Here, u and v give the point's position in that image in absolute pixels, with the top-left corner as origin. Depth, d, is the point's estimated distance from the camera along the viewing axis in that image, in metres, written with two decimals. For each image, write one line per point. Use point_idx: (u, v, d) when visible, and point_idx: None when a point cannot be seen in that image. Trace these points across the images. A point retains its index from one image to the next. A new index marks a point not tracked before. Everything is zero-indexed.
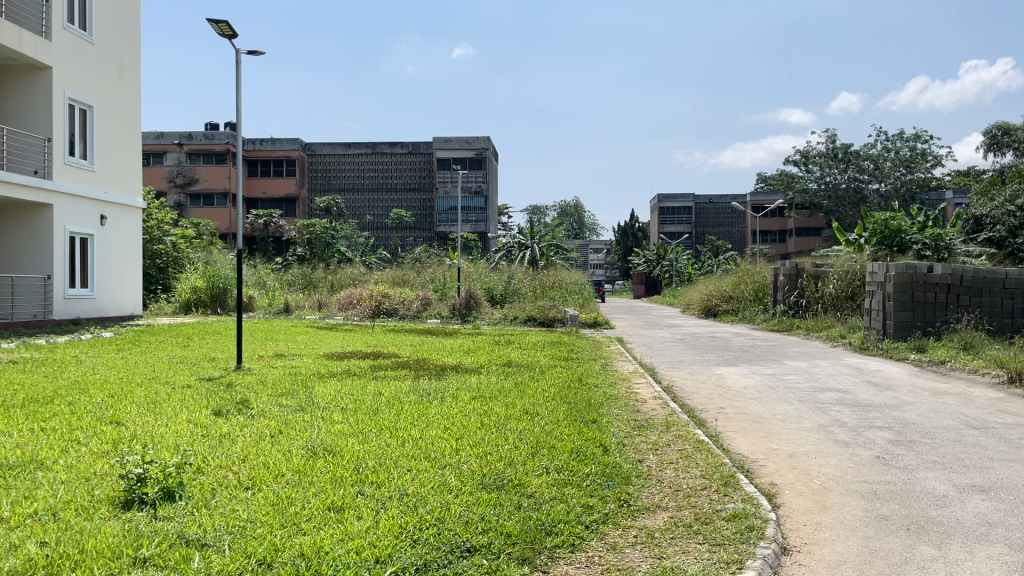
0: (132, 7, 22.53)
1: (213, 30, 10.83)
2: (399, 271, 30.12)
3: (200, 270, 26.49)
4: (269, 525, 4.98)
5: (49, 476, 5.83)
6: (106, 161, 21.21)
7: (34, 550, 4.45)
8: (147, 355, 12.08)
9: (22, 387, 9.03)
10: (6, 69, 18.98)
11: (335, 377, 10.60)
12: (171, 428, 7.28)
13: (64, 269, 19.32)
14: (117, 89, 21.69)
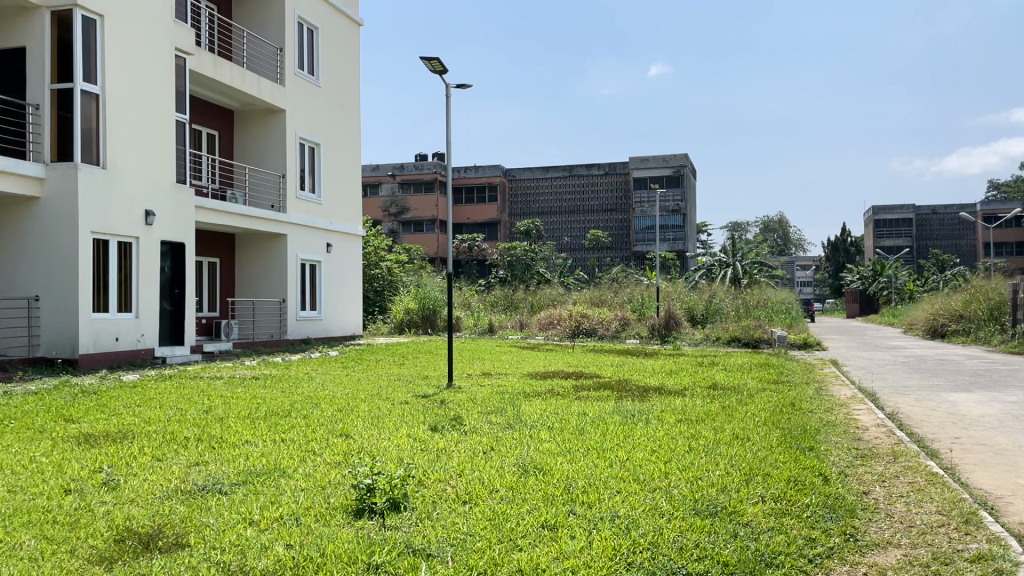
0: (352, 51, 24.49)
1: (425, 68, 11.53)
2: (598, 291, 30.25)
3: (412, 293, 28.08)
4: (487, 539, 5.16)
5: (291, 483, 6.40)
6: (331, 193, 23.11)
7: (282, 551, 4.88)
8: (369, 372, 12.97)
9: (265, 400, 9.98)
10: (248, 114, 21.18)
11: (540, 396, 10.80)
12: (393, 442, 7.75)
13: (296, 293, 21.20)
14: (340, 126, 23.61)
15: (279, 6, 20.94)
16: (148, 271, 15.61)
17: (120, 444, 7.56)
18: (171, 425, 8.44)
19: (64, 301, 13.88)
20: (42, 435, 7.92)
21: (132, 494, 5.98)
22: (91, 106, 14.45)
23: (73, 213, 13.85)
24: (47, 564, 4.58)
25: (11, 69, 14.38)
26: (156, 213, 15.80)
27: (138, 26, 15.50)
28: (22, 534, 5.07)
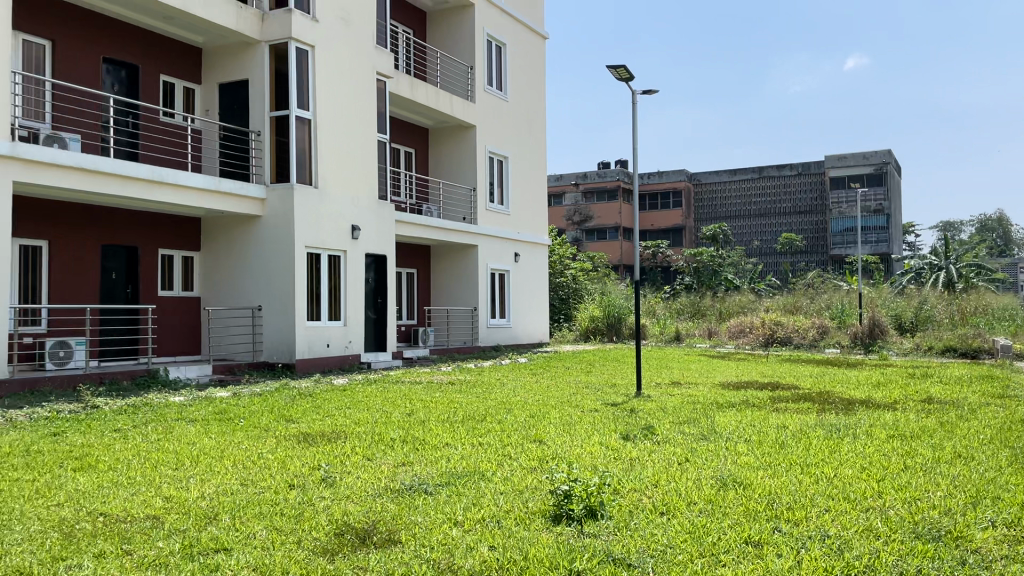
0: (538, 64, 24.98)
1: (612, 75, 11.54)
2: (791, 297, 28.89)
3: (597, 301, 28.18)
4: (689, 553, 5.07)
5: (490, 486, 6.60)
6: (519, 204, 23.67)
7: (487, 552, 5.05)
8: (559, 379, 13.13)
9: (461, 405, 10.37)
10: (441, 131, 22.15)
11: (735, 407, 10.45)
12: (586, 449, 7.81)
13: (486, 301, 21.90)
14: (527, 139, 24.15)
15: (468, 26, 21.79)
16: (354, 282, 16.74)
17: (335, 443, 8.13)
18: (377, 427, 8.97)
19: (282, 310, 15.15)
20: (267, 433, 8.66)
21: (347, 490, 6.42)
22: (304, 131, 15.65)
23: (289, 229, 15.11)
24: (277, 552, 4.99)
25: (236, 99, 15.84)
26: (361, 227, 16.92)
27: (344, 54, 16.64)
28: (255, 523, 5.57)
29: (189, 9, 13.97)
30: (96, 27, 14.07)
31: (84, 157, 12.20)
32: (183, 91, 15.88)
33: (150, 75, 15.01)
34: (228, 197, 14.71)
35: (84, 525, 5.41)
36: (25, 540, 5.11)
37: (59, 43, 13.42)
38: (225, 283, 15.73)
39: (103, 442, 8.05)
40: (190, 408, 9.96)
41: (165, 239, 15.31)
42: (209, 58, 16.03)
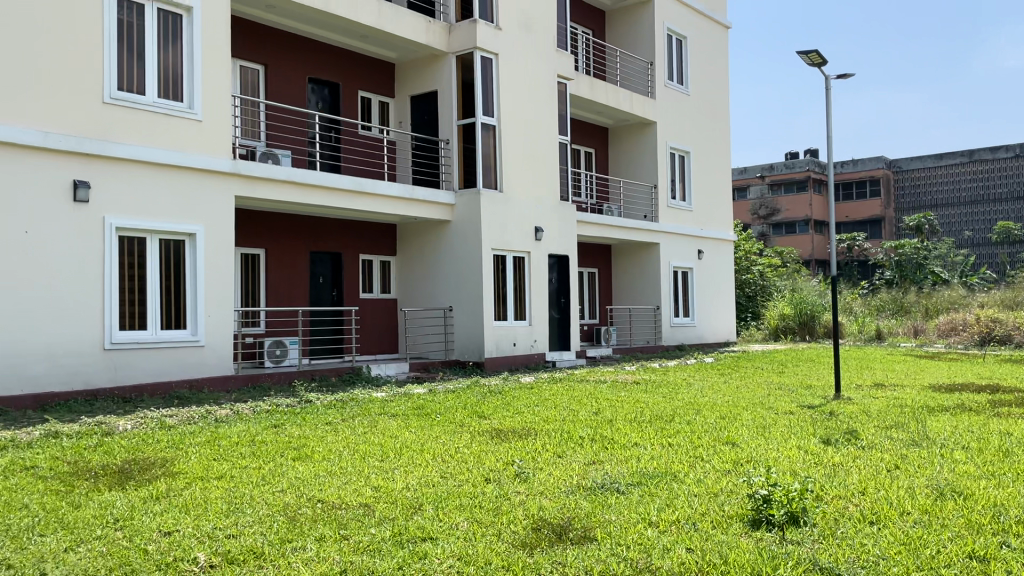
0: (721, 55, 24.29)
1: (802, 61, 11.02)
2: (1011, 291, 26.24)
3: (787, 297, 26.97)
4: (904, 565, 4.75)
5: (684, 487, 6.50)
6: (702, 200, 23.13)
7: (686, 555, 4.98)
8: (749, 380, 12.70)
9: (648, 405, 10.26)
10: (621, 130, 22.09)
11: (949, 411, 9.64)
12: (783, 453, 7.52)
13: (669, 300, 21.56)
14: (709, 132, 23.55)
15: (648, 22, 21.56)
16: (539, 282, 17.06)
17: (527, 440, 8.32)
18: (566, 424, 9.10)
19: (472, 311, 15.71)
20: (462, 428, 9.02)
21: (541, 486, 6.56)
22: (490, 137, 16.11)
23: (477, 232, 15.64)
24: (479, 544, 5.18)
25: (426, 110, 16.58)
26: (544, 229, 17.21)
27: (526, 60, 16.99)
28: (456, 515, 5.81)
29: (383, 27, 14.83)
30: (302, 50, 15.24)
31: (294, 171, 13.28)
32: (379, 105, 16.82)
33: (349, 91, 16.03)
34: (420, 203, 15.44)
35: (305, 510, 5.89)
36: (256, 521, 5.64)
37: (271, 68, 14.68)
38: (418, 286, 16.53)
39: (317, 434, 8.71)
40: (390, 404, 10.56)
41: (365, 245, 16.30)
42: (402, 72, 16.88)
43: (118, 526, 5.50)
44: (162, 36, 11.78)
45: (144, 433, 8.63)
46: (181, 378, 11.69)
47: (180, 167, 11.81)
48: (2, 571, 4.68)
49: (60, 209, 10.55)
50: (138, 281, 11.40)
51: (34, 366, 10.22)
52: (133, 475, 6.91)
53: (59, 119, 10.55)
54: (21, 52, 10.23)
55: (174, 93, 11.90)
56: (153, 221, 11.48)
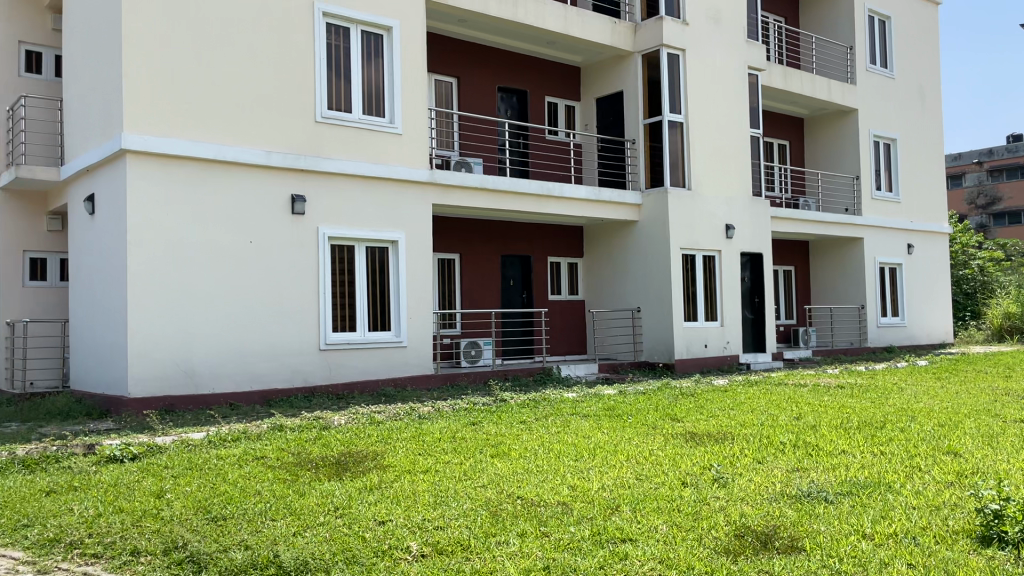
0: (931, 32, 22.47)
1: None
2: None
3: (1013, 294, 24.43)
4: None
5: (900, 499, 6.07)
6: (912, 190, 21.49)
7: (906, 570, 4.65)
8: (970, 385, 11.62)
9: (855, 411, 9.67)
10: (818, 120, 21.01)
11: None
12: (1016, 465, 6.82)
13: (876, 298, 20.17)
14: (919, 117, 21.85)
15: (846, 4, 20.35)
16: (731, 281, 16.54)
17: (724, 444, 8.11)
18: (765, 429, 8.76)
19: (662, 311, 15.50)
20: (655, 430, 8.94)
21: (742, 492, 6.37)
22: (677, 136, 15.84)
23: (666, 232, 15.43)
24: (680, 548, 5.11)
25: (612, 111, 16.56)
26: (735, 226, 16.68)
27: (715, 54, 16.56)
28: (655, 518, 5.76)
29: (569, 32, 15.01)
30: (491, 60, 15.73)
31: (486, 177, 13.75)
32: (565, 109, 17.02)
33: (536, 97, 16.35)
34: (608, 205, 15.47)
35: (507, 506, 6.07)
36: (461, 515, 5.89)
37: (462, 79, 15.28)
38: (607, 287, 16.54)
39: (513, 432, 8.96)
40: (583, 404, 10.67)
41: (553, 248, 16.56)
42: (588, 75, 16.98)
43: (338, 514, 5.94)
44: (365, 55, 12.58)
45: (356, 428, 9.25)
46: (386, 377, 12.43)
47: (383, 178, 12.55)
48: (243, 549, 5.20)
49: (280, 221, 11.55)
50: (348, 286, 12.24)
51: (260, 365, 11.24)
52: (348, 467, 7.42)
53: (278, 139, 11.56)
54: (245, 79, 11.30)
55: (377, 109, 12.67)
56: (360, 229, 12.29)
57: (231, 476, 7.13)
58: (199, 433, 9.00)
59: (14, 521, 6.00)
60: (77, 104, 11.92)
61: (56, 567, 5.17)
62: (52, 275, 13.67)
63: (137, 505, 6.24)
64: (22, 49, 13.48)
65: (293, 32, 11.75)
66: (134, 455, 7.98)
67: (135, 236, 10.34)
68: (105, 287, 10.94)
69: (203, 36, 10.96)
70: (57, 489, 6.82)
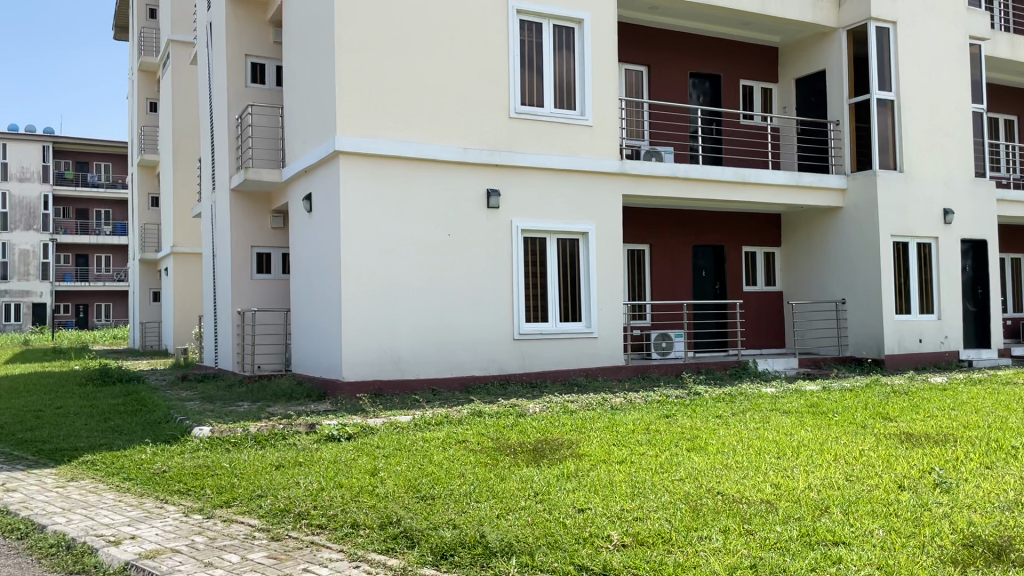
0: None
1: None
2: None
3: None
4: None
5: None
6: None
7: None
8: None
9: None
10: None
11: None
12: None
13: None
14: None
15: None
16: (949, 271, 15.21)
17: (945, 447, 7.47)
18: (993, 432, 7.97)
19: (870, 303, 14.54)
20: (864, 430, 8.40)
21: (969, 498, 5.85)
22: (887, 115, 14.78)
23: (874, 219, 14.44)
24: (901, 555, 4.78)
25: (813, 91, 15.70)
26: (954, 210, 15.31)
27: (931, 24, 15.27)
28: (869, 521, 5.42)
29: (766, 11, 14.39)
30: (682, 46, 15.41)
31: (678, 166, 13.49)
32: (761, 92, 16.36)
33: (731, 81, 15.83)
34: (809, 190, 14.69)
35: (707, 501, 5.95)
36: (660, 507, 5.83)
37: (653, 67, 15.07)
38: (808, 277, 15.73)
39: (709, 427, 8.76)
40: (783, 399, 10.23)
41: (748, 237, 15.99)
42: (786, 56, 16.21)
43: (538, 499, 6.08)
44: (557, 49, 12.73)
45: (550, 416, 9.42)
46: (578, 368, 12.54)
47: (574, 171, 12.65)
48: (451, 528, 5.45)
49: (476, 215, 11.95)
50: (541, 277, 12.47)
51: (459, 354, 11.71)
52: (545, 454, 7.57)
53: (475, 135, 11.96)
54: (443, 79, 11.77)
55: (569, 102, 12.79)
56: (552, 222, 12.47)
57: (436, 457, 7.49)
58: (405, 417, 9.53)
59: (250, 491, 6.65)
60: (295, 111, 12.95)
61: (288, 535, 5.67)
62: (276, 268, 15.01)
63: (354, 481, 6.71)
64: (248, 62, 14.82)
65: (489, 31, 12.09)
66: (349, 435, 8.59)
67: (346, 231, 11.08)
68: (321, 280, 11.83)
69: (405, 40, 11.54)
70: (285, 464, 7.48)
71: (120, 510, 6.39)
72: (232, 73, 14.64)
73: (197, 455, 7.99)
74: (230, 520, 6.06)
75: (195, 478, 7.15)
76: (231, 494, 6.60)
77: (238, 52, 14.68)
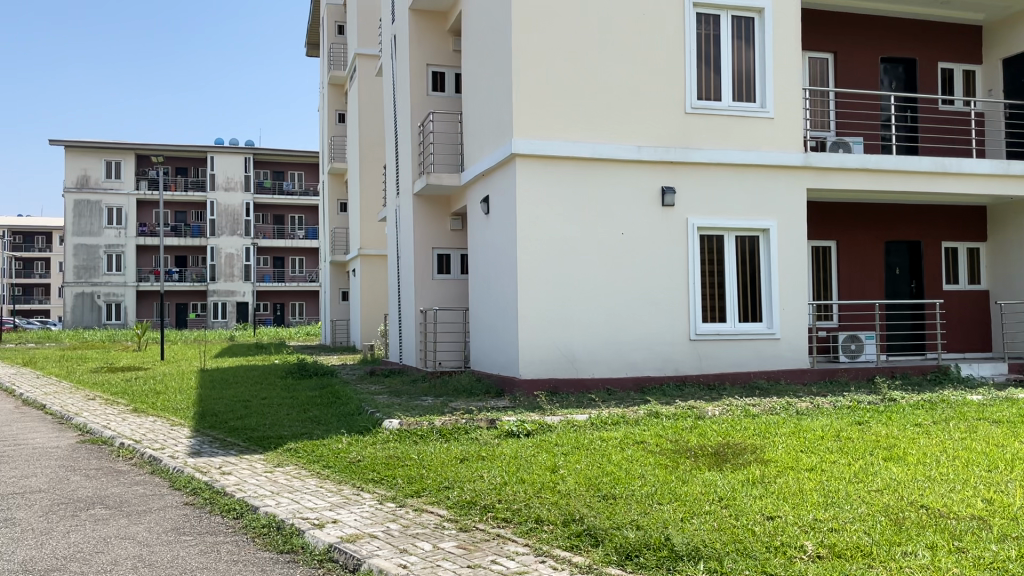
0: None
1: None
2: None
3: None
4: None
5: None
6: None
7: None
8: None
9: None
10: None
11: None
12: None
13: None
14: None
15: None
16: None
17: None
18: None
19: None
20: None
21: None
22: None
23: None
24: None
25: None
26: None
27: None
28: None
29: None
30: (872, 30, 14.50)
31: (868, 158, 12.69)
32: (963, 74, 15.11)
33: (927, 64, 14.73)
34: (1021, 179, 13.38)
35: (909, 514, 5.56)
36: (857, 519, 5.51)
37: (840, 53, 14.28)
38: (1020, 274, 14.33)
39: (908, 436, 8.16)
40: (992, 408, 9.37)
41: (948, 231, 14.81)
42: (992, 33, 14.87)
43: (723, 504, 5.92)
44: (736, 39, 12.35)
45: (731, 420, 9.15)
46: (759, 370, 12.10)
47: (754, 165, 12.20)
48: (635, 529, 5.42)
49: (651, 213, 11.81)
50: (718, 276, 12.13)
51: (635, 353, 11.63)
52: (728, 458, 7.36)
53: (650, 133, 11.84)
54: (618, 78, 11.73)
55: (748, 95, 12.38)
56: (731, 219, 12.11)
57: (616, 457, 7.48)
58: (582, 415, 9.59)
59: (438, 482, 6.94)
60: (474, 116, 13.35)
61: (475, 527, 5.85)
62: (455, 269, 15.58)
63: (536, 477, 6.83)
64: (430, 71, 15.45)
65: (666, 26, 11.92)
66: (528, 431, 8.75)
67: (522, 232, 11.30)
68: (499, 279, 12.14)
69: (582, 41, 11.60)
70: (469, 457, 7.74)
71: (321, 495, 6.86)
72: (415, 82, 15.33)
73: (388, 446, 8.44)
74: (421, 510, 6.34)
75: (387, 468, 7.56)
76: (420, 485, 6.90)
77: (421, 62, 15.34)
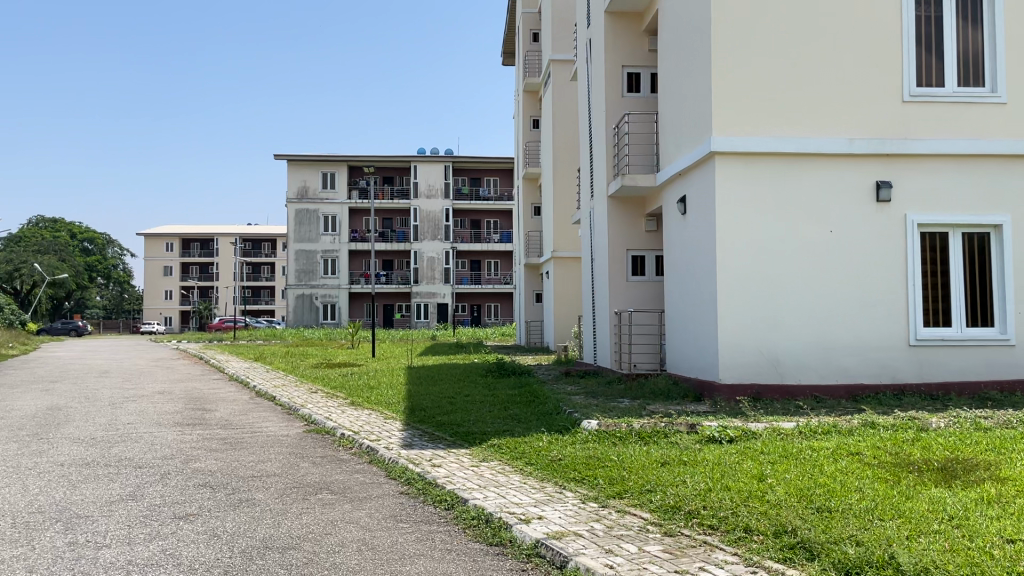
0: None
1: None
2: None
3: None
4: None
5: None
6: None
7: None
8: None
9: None
10: None
11: None
12: None
13: None
14: None
15: None
16: None
17: None
18: None
19: None
20: None
21: None
22: None
23: None
24: None
25: None
26: None
27: None
28: None
29: None
30: None
31: None
32: None
33: None
34: None
35: None
36: None
37: None
38: None
39: None
40: None
41: None
42: None
43: (954, 524, 5.46)
44: (962, 19, 11.35)
45: (959, 433, 8.40)
46: (990, 379, 11.02)
47: (983, 155, 11.16)
48: (855, 545, 5.12)
49: (864, 209, 11.09)
50: (941, 276, 11.19)
51: (845, 358, 10.99)
52: (958, 475, 6.76)
53: (863, 124, 11.14)
54: (827, 68, 11.14)
55: (976, 79, 11.35)
56: (954, 214, 11.13)
57: (828, 468, 7.10)
58: (789, 423, 9.19)
59: (640, 485, 6.91)
60: (671, 115, 13.18)
61: (681, 532, 5.78)
62: (651, 270, 15.49)
63: (742, 485, 6.63)
64: (625, 73, 15.44)
65: (880, 11, 11.17)
66: (731, 437, 8.51)
67: (722, 231, 11.01)
68: (696, 279, 11.91)
69: (786, 32, 11.14)
70: (670, 461, 7.65)
71: (526, 491, 7.06)
72: (611, 84, 15.37)
73: (588, 445, 8.52)
74: (625, 512, 6.34)
75: (587, 468, 7.63)
76: (623, 486, 6.91)
77: (616, 64, 15.37)
